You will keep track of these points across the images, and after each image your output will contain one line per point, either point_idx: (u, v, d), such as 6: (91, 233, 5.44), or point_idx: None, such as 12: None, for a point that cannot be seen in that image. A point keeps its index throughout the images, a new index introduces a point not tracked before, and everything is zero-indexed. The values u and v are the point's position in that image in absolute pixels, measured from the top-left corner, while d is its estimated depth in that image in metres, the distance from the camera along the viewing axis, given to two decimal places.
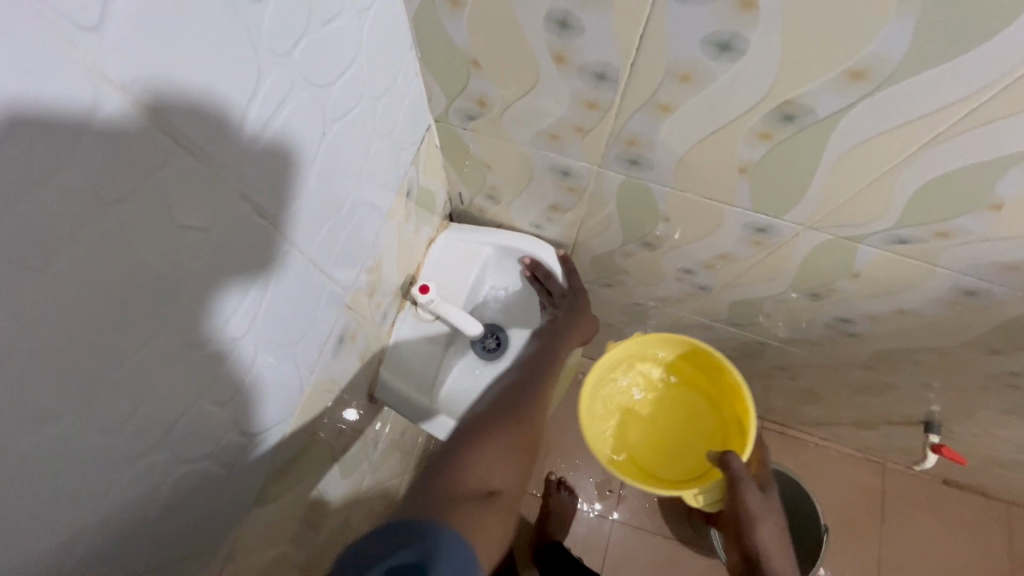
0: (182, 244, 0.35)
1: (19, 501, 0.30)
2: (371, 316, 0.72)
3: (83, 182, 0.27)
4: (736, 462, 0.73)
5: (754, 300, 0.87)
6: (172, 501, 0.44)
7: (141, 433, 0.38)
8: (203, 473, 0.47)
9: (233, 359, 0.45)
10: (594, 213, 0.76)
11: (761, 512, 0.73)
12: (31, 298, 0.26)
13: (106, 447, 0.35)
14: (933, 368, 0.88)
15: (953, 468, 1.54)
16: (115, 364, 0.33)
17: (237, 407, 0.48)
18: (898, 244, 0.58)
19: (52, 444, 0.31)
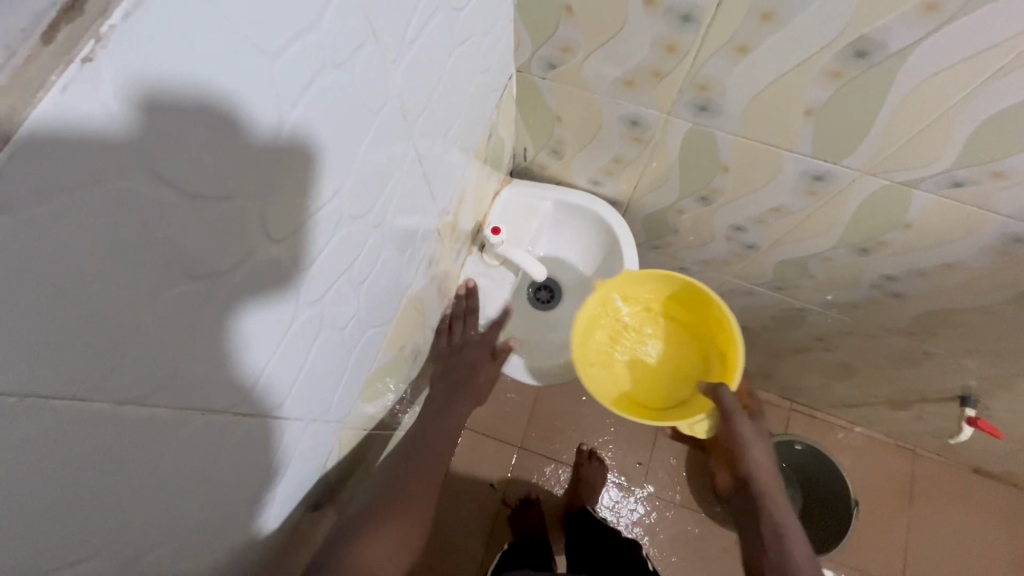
0: (341, 171, 0.38)
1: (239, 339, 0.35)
2: (450, 251, 0.77)
3: (297, 47, 0.29)
4: (726, 391, 0.77)
5: (801, 259, 0.91)
6: (314, 385, 0.49)
7: (308, 310, 0.42)
8: (332, 368, 0.51)
9: (358, 266, 0.48)
10: (654, 166, 0.81)
11: (752, 440, 0.76)
12: (248, 153, 0.29)
13: (290, 312, 0.40)
14: (974, 331, 0.91)
15: (984, 454, 1.54)
16: (301, 233, 0.37)
17: (361, 309, 0.53)
18: (954, 187, 0.62)
19: (268, 294, 0.36)
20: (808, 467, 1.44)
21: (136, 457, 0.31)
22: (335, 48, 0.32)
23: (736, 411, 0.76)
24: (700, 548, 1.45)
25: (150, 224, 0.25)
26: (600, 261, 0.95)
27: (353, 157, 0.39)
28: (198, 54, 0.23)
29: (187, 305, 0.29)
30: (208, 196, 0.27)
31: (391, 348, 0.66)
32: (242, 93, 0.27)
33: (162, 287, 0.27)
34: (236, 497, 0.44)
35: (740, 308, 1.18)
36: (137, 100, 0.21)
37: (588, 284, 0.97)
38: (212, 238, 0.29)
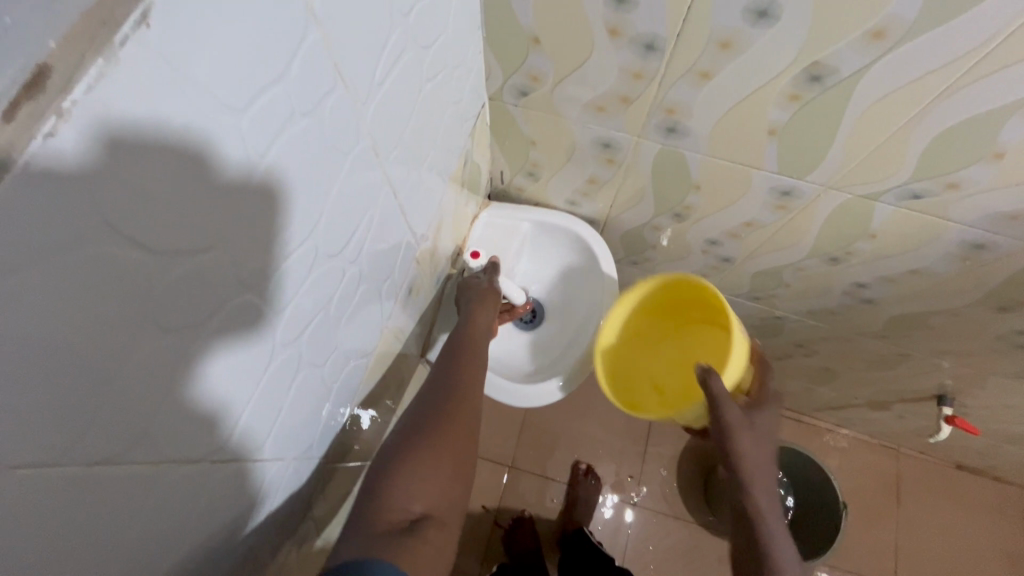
0: (306, 208, 0.38)
1: (214, 391, 0.35)
2: (429, 279, 0.77)
3: (263, 105, 0.30)
4: (718, 382, 0.71)
5: (776, 270, 0.93)
6: (292, 424, 0.48)
7: (284, 356, 0.42)
8: (312, 406, 0.51)
9: (336, 304, 0.48)
10: (629, 185, 0.83)
11: (740, 429, 0.72)
12: (223, 211, 0.30)
13: (265, 359, 0.40)
14: (944, 333, 0.94)
15: (966, 450, 1.58)
16: (275, 279, 0.38)
17: (340, 344, 0.52)
18: (912, 198, 0.64)
19: (245, 343, 0.37)
20: (798, 474, 1.44)
21: (90, 520, 0.29)
22: (303, 98, 0.33)
23: (726, 405, 0.70)
24: (694, 559, 1.45)
25: (95, 284, 0.23)
26: (581, 280, 0.96)
27: (320, 189, 0.39)
28: (143, 107, 0.22)
29: (150, 358, 0.28)
30: (181, 255, 0.28)
31: (372, 376, 0.66)
32: (188, 138, 0.25)
33: (139, 346, 0.27)
34: (211, 542, 0.43)
35: None
36: (80, 160, 0.20)
37: (569, 303, 0.97)
38: (169, 290, 0.28)
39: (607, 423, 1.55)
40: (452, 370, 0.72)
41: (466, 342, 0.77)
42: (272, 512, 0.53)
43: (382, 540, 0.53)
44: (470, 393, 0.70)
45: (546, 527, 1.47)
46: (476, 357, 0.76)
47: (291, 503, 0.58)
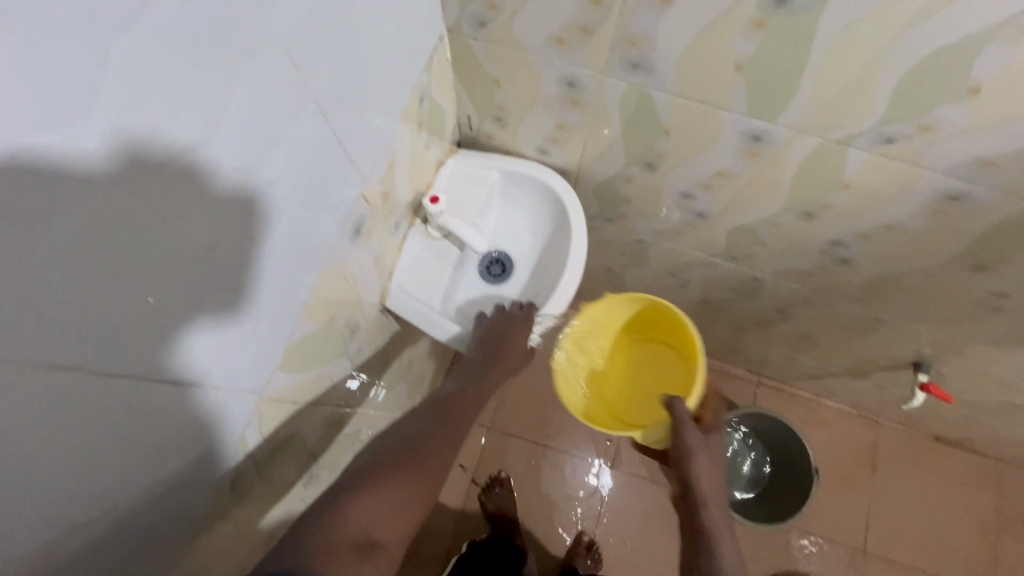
0: (258, 204, 0.46)
1: (127, 313, 0.37)
2: (385, 224, 0.74)
3: (148, 20, 0.31)
4: (678, 404, 0.83)
5: (750, 227, 0.90)
6: (230, 363, 0.50)
7: (206, 290, 0.44)
8: (242, 341, 0.50)
9: (255, 229, 0.47)
10: (599, 132, 0.79)
11: (698, 448, 0.80)
12: (114, 128, 0.31)
13: (186, 290, 0.42)
14: (922, 296, 0.92)
15: (944, 422, 1.58)
16: (190, 211, 0.39)
17: (268, 273, 0.51)
18: (886, 143, 0.61)
19: (158, 268, 0.39)
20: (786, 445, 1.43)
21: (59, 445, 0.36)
22: (196, 16, 0.34)
23: (684, 420, 0.81)
24: (666, 522, 1.46)
25: (75, 241, 0.32)
26: (552, 234, 0.93)
27: (270, 185, 0.47)
28: (53, 56, 0.27)
29: (43, 264, 0.30)
30: (69, 164, 0.30)
31: (321, 318, 0.63)
32: (65, 45, 0.27)
33: (26, 250, 0.29)
34: (143, 467, 0.45)
35: (699, 279, 1.19)
36: (41, 130, 0.28)
37: (539, 257, 0.94)
38: (59, 201, 0.30)
39: None
40: (461, 397, 0.75)
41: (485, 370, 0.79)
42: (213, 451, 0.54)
43: (331, 560, 0.51)
44: (462, 432, 0.70)
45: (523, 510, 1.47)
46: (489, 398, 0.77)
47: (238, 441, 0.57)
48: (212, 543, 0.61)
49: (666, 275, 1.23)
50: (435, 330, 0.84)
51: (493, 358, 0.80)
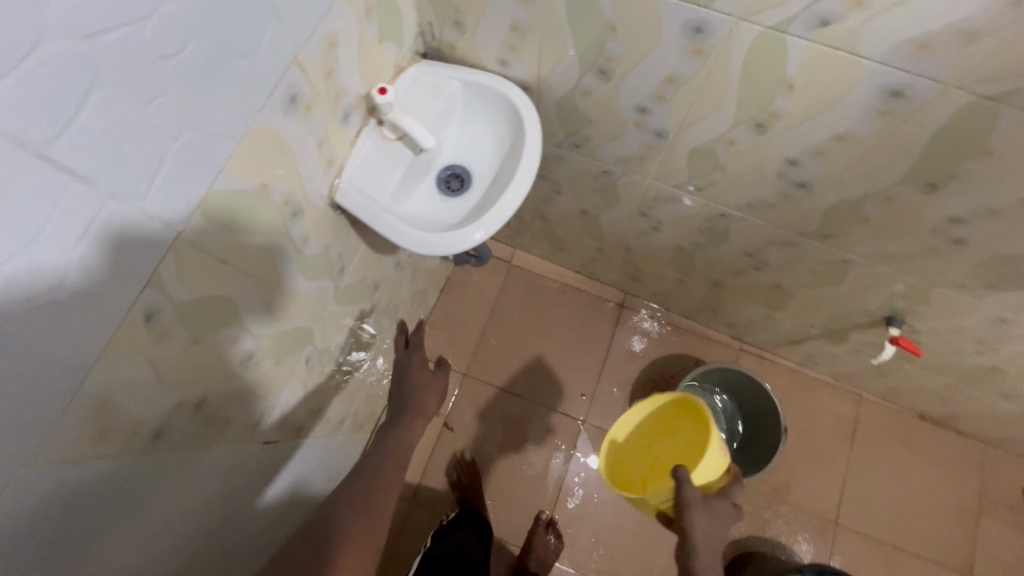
0: (174, 70, 0.48)
1: (11, 155, 0.39)
2: (331, 110, 0.75)
3: None
4: (684, 470, 0.80)
5: (708, 148, 0.89)
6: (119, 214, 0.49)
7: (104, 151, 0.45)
8: (135, 187, 0.49)
9: (158, 58, 0.46)
10: (552, 35, 0.79)
11: (696, 510, 0.79)
12: None
13: (81, 148, 0.43)
14: (883, 229, 0.90)
15: (928, 396, 1.53)
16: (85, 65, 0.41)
17: (175, 112, 0.50)
18: (822, 27, 0.60)
19: (47, 115, 0.40)
20: (758, 410, 1.45)
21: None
22: None
23: (685, 484, 0.79)
24: None
25: None
26: (510, 147, 0.93)
27: (174, 15, 0.46)
28: None
29: None
30: None
31: (253, 180, 0.64)
32: None
33: None
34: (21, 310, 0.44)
35: (669, 219, 1.17)
36: None
37: (497, 171, 0.94)
38: None
39: (565, 343, 1.67)
40: (385, 463, 0.86)
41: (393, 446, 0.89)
42: (110, 311, 0.52)
43: None
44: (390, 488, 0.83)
45: (495, 467, 1.56)
46: (402, 467, 0.87)
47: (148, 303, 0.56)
48: (131, 403, 0.59)
49: (637, 216, 1.22)
50: (383, 229, 0.85)
51: (400, 432, 0.91)
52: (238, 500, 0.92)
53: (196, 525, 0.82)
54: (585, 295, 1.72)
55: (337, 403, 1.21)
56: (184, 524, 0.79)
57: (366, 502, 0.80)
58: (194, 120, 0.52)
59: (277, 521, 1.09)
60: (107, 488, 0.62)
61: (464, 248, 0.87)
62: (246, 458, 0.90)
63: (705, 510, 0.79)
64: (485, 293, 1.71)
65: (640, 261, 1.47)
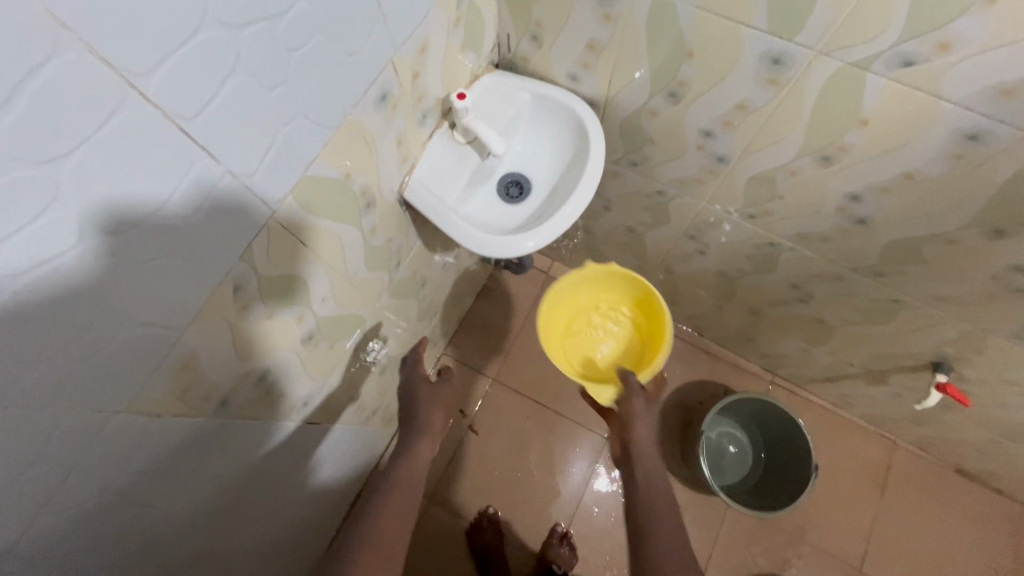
0: (293, 60, 0.52)
1: (155, 129, 0.43)
2: (413, 110, 0.79)
3: None
4: (632, 375, 0.89)
5: (769, 176, 0.90)
6: (229, 192, 0.52)
7: (229, 129, 0.49)
8: (247, 167, 0.53)
9: (282, 50, 0.50)
10: (627, 55, 0.82)
11: (638, 411, 0.86)
12: None
13: (213, 127, 0.47)
14: (940, 271, 0.89)
15: (967, 450, 1.49)
16: (224, 50, 0.45)
17: (288, 99, 0.54)
18: (904, 67, 0.61)
19: (188, 94, 0.44)
20: (788, 447, 1.43)
21: (86, 211, 0.41)
22: None
23: (634, 391, 0.88)
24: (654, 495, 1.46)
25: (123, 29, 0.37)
26: (573, 160, 0.95)
27: (301, 10, 0.50)
28: None
29: (98, 44, 0.36)
30: None
31: (340, 169, 0.68)
32: None
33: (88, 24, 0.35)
34: (138, 273, 0.48)
35: (717, 243, 1.18)
36: None
37: (558, 182, 0.97)
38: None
39: None
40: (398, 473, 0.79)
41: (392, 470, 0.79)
42: (210, 280, 0.56)
43: None
44: (404, 497, 0.77)
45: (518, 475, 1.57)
46: (410, 500, 0.78)
47: (239, 276, 0.60)
48: (209, 368, 0.63)
49: (685, 237, 1.23)
50: (445, 227, 0.89)
51: (411, 446, 0.83)
52: (275, 473, 0.96)
53: (241, 493, 0.86)
54: None
55: (372, 391, 1.24)
56: (232, 490, 0.83)
57: (383, 507, 0.75)
58: (301, 107, 0.56)
59: (303, 498, 1.13)
60: (179, 447, 0.66)
61: (521, 253, 0.90)
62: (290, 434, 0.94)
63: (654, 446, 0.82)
64: (521, 301, 1.73)
65: (679, 283, 1.48)
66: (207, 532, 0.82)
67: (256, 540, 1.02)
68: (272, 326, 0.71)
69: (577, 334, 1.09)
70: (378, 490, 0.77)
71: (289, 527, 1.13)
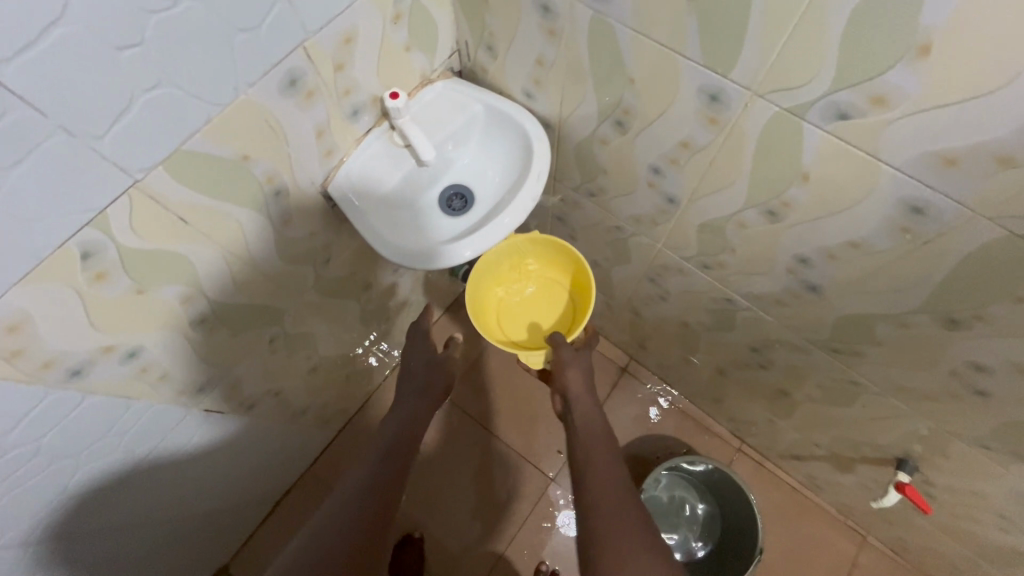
0: (154, 23, 0.49)
1: None
2: (339, 102, 0.76)
3: None
4: (563, 356, 0.85)
5: (719, 225, 0.82)
6: (64, 151, 0.49)
7: (60, 84, 0.46)
8: (90, 127, 0.50)
9: (138, 9, 0.48)
10: (575, 76, 0.77)
11: (572, 384, 0.83)
12: None
13: (34, 77, 0.44)
14: (897, 356, 0.79)
15: (942, 562, 1.33)
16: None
17: (150, 63, 0.51)
18: (840, 120, 0.55)
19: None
20: (736, 522, 1.32)
21: None
22: None
23: (565, 365, 0.84)
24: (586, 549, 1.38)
25: None
26: (517, 179, 0.91)
27: None
28: None
29: None
30: None
31: (233, 150, 0.65)
32: None
33: None
34: None
35: (677, 290, 1.10)
36: None
37: (498, 200, 0.92)
38: None
39: None
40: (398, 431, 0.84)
41: (404, 431, 0.84)
42: (41, 242, 0.53)
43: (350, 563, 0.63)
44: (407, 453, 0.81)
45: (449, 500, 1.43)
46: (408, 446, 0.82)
47: (86, 243, 0.56)
48: (55, 335, 0.60)
49: (646, 279, 1.16)
50: (366, 229, 0.85)
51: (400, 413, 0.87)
52: (156, 449, 0.92)
53: (104, 461, 0.82)
54: None
55: (300, 388, 1.21)
56: (90, 457, 0.79)
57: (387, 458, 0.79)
58: (168, 74, 0.53)
59: (199, 478, 1.08)
60: (6, 412, 0.62)
61: (442, 266, 0.85)
62: (173, 418, 0.89)
63: (597, 414, 0.80)
64: None
65: (646, 328, 1.39)
66: (64, 491, 0.80)
67: (143, 509, 1.00)
68: (145, 302, 0.68)
69: (489, 273, 0.93)
70: (382, 464, 0.78)
71: (175, 512, 1.09)
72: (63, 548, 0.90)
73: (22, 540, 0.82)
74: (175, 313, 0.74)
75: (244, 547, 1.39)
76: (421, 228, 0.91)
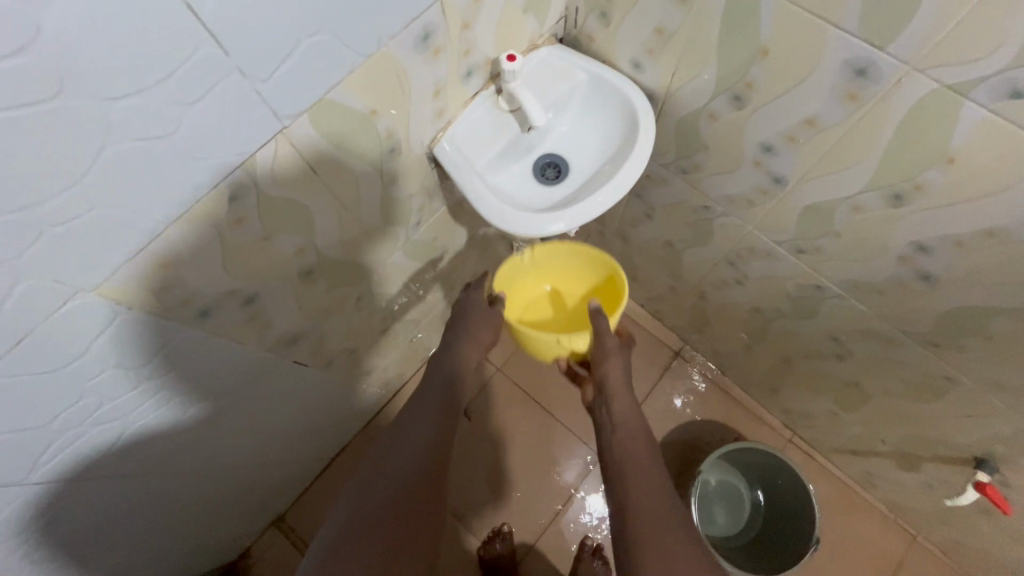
0: None
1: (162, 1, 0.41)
2: (457, 62, 0.75)
3: None
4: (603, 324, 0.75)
5: (826, 208, 0.81)
6: (236, 91, 0.50)
7: (246, 23, 0.47)
8: (261, 68, 0.51)
9: None
10: (698, 46, 0.76)
11: (608, 358, 0.74)
12: None
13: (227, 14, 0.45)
14: (1005, 353, 0.78)
15: (995, 566, 1.32)
16: None
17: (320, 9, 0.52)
18: (1011, 98, 0.53)
19: None
20: (792, 512, 1.32)
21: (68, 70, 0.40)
22: None
23: (601, 333, 0.76)
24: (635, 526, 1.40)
25: None
26: (616, 151, 0.90)
27: None
28: None
29: None
30: None
31: (366, 104, 0.66)
32: None
33: None
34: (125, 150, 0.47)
35: (757, 275, 1.09)
36: None
37: (595, 172, 0.92)
38: None
39: None
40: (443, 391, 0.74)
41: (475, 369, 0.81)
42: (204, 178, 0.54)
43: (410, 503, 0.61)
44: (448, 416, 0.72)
45: None
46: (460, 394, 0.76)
47: (237, 182, 0.58)
48: (195, 274, 0.62)
49: (724, 262, 1.14)
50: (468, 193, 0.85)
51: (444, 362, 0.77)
52: (235, 402, 0.91)
53: (202, 409, 0.84)
54: (642, 331, 1.64)
55: (370, 349, 1.23)
56: (191, 405, 0.81)
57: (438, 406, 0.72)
58: (331, 20, 0.53)
59: (265, 431, 1.07)
60: (141, 348, 0.65)
61: (542, 234, 0.85)
62: (266, 370, 0.92)
63: (636, 414, 0.70)
64: None
65: (710, 313, 1.38)
66: (166, 442, 0.82)
67: (224, 460, 1.01)
68: (269, 249, 0.70)
69: None
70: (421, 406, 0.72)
71: (241, 465, 1.09)
72: (144, 500, 0.89)
73: (129, 485, 0.84)
74: (289, 263, 0.75)
75: (306, 494, 1.45)
76: (517, 196, 0.92)
